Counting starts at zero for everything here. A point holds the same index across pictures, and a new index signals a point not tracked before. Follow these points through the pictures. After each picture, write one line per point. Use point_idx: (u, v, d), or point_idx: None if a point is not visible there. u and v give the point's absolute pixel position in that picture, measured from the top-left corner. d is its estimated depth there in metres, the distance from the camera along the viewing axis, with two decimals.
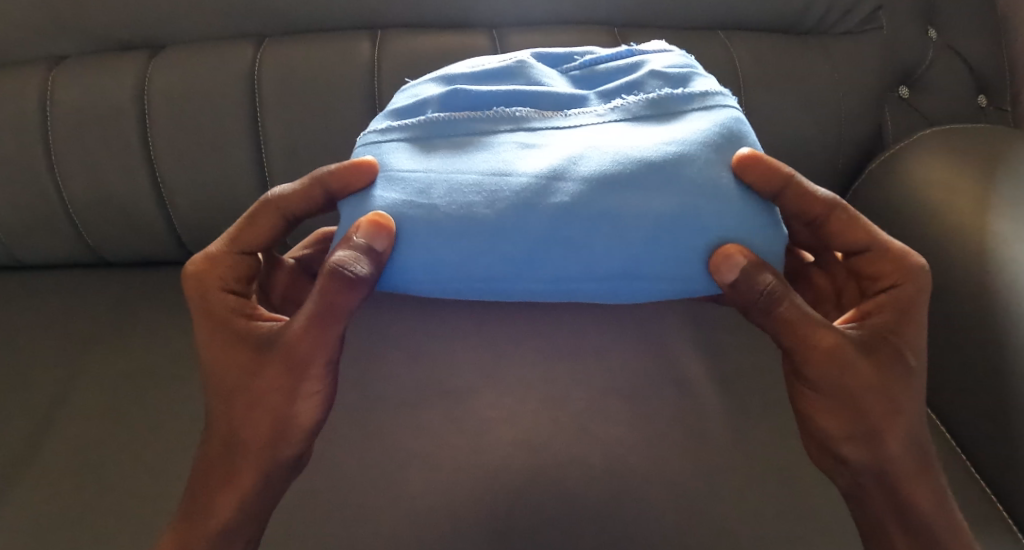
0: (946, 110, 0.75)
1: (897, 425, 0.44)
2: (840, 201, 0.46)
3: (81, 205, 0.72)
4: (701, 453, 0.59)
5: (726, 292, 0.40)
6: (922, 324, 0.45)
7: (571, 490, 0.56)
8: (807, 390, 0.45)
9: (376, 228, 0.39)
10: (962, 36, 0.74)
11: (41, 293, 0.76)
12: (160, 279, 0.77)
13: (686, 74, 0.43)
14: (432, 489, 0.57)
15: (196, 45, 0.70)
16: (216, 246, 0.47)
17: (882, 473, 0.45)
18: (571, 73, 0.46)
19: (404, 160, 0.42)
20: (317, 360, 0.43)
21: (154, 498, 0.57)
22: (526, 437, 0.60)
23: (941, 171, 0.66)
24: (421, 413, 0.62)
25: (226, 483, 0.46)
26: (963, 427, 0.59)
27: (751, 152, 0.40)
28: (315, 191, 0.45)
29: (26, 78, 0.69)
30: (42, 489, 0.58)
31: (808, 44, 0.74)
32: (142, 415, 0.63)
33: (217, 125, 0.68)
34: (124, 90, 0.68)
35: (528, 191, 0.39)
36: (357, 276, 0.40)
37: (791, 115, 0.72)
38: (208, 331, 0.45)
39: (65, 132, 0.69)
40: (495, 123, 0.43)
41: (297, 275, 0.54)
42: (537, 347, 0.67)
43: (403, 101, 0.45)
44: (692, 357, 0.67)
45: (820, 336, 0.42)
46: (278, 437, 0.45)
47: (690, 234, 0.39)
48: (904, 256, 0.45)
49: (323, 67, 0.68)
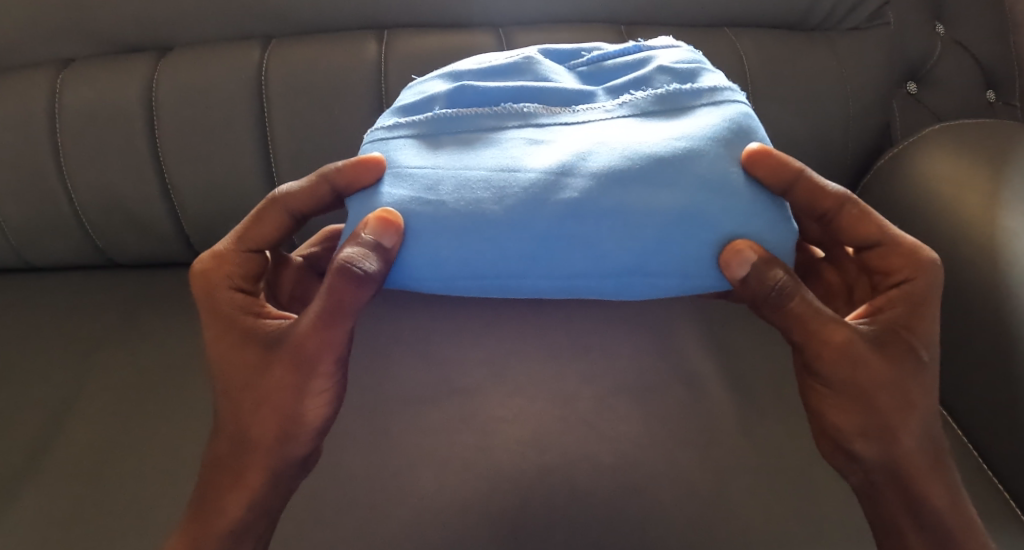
0: (955, 105, 0.75)
1: (909, 422, 0.44)
2: (850, 195, 0.45)
3: (89, 207, 0.72)
4: (710, 452, 0.59)
5: (737, 287, 0.39)
6: (935, 319, 0.44)
7: (580, 489, 0.56)
8: (819, 386, 0.44)
9: (384, 225, 0.39)
10: (971, 30, 0.73)
11: (51, 295, 0.76)
12: (168, 280, 0.78)
13: (694, 70, 0.43)
14: (440, 488, 0.56)
15: (203, 46, 0.70)
16: (224, 245, 0.47)
17: (895, 469, 0.45)
18: (578, 69, 0.46)
19: (412, 156, 0.42)
20: (326, 358, 0.43)
21: (163, 497, 0.58)
22: (534, 436, 0.60)
23: (950, 167, 0.66)
24: (429, 412, 0.62)
25: (235, 483, 0.45)
26: (976, 425, 0.58)
27: (761, 147, 0.39)
28: (322, 189, 0.45)
29: (34, 81, 0.70)
30: (52, 490, 0.58)
31: (815, 40, 0.73)
32: (150, 415, 0.64)
33: (224, 126, 0.69)
34: (131, 91, 0.69)
35: (537, 187, 0.39)
36: (366, 273, 0.40)
37: (798, 111, 0.72)
38: (216, 329, 0.45)
39: (72, 134, 0.70)
40: (502, 120, 0.42)
41: (304, 273, 0.54)
42: (544, 345, 0.67)
43: (410, 97, 0.45)
44: (701, 355, 0.67)
45: (831, 332, 0.42)
46: (287, 436, 0.45)
47: (700, 230, 0.39)
48: (916, 251, 0.44)
49: (330, 67, 0.68)
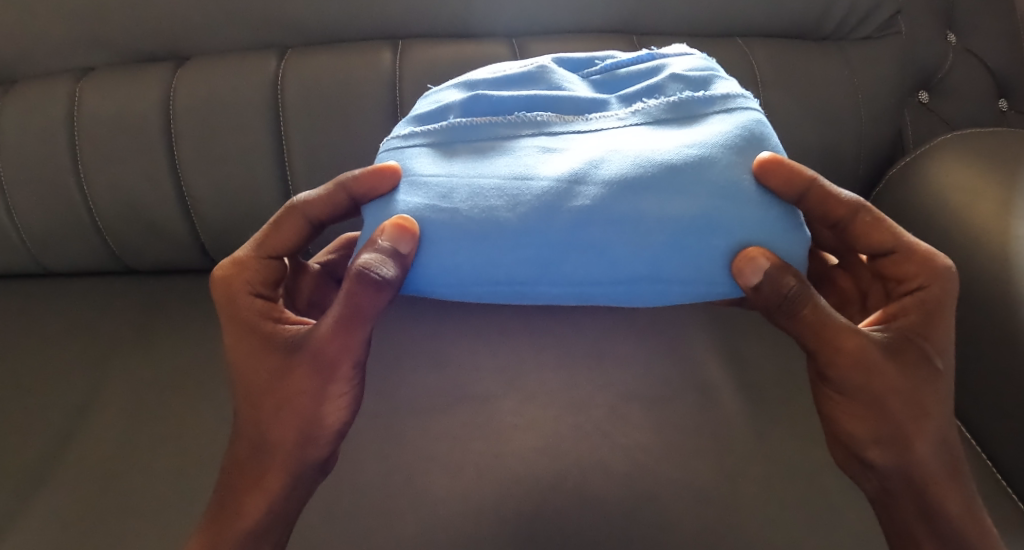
0: (967, 114, 0.75)
1: (924, 430, 0.43)
2: (864, 202, 0.45)
3: (106, 214, 0.73)
4: (723, 460, 0.58)
5: (751, 294, 0.39)
6: (950, 327, 0.44)
7: (592, 498, 0.56)
8: (832, 394, 0.44)
9: (400, 232, 0.39)
10: (983, 39, 0.73)
11: (67, 300, 0.77)
12: (184, 285, 0.79)
13: (707, 77, 0.43)
14: (453, 495, 0.56)
15: (220, 56, 0.71)
16: (243, 251, 0.48)
17: (910, 478, 0.44)
18: (592, 78, 0.46)
19: (427, 165, 0.42)
20: (344, 362, 0.44)
21: (181, 500, 0.58)
22: (548, 442, 0.60)
23: (964, 174, 0.65)
24: (442, 418, 0.62)
25: (253, 486, 0.46)
26: (995, 438, 0.58)
27: (772, 156, 0.40)
28: (339, 196, 0.46)
29: (55, 90, 0.71)
30: (72, 492, 0.59)
31: (827, 49, 0.73)
32: (167, 419, 0.64)
33: (241, 133, 0.70)
34: (149, 99, 0.70)
35: (550, 195, 0.40)
36: (383, 279, 0.40)
37: (810, 120, 0.72)
38: (236, 334, 0.46)
39: (91, 141, 0.71)
40: (516, 128, 0.43)
41: (322, 280, 0.55)
42: (556, 353, 0.67)
43: (425, 107, 0.46)
44: (714, 363, 0.66)
45: (846, 339, 0.42)
46: (306, 439, 0.45)
47: (713, 237, 0.39)
48: (930, 258, 0.44)
49: (346, 76, 0.69)
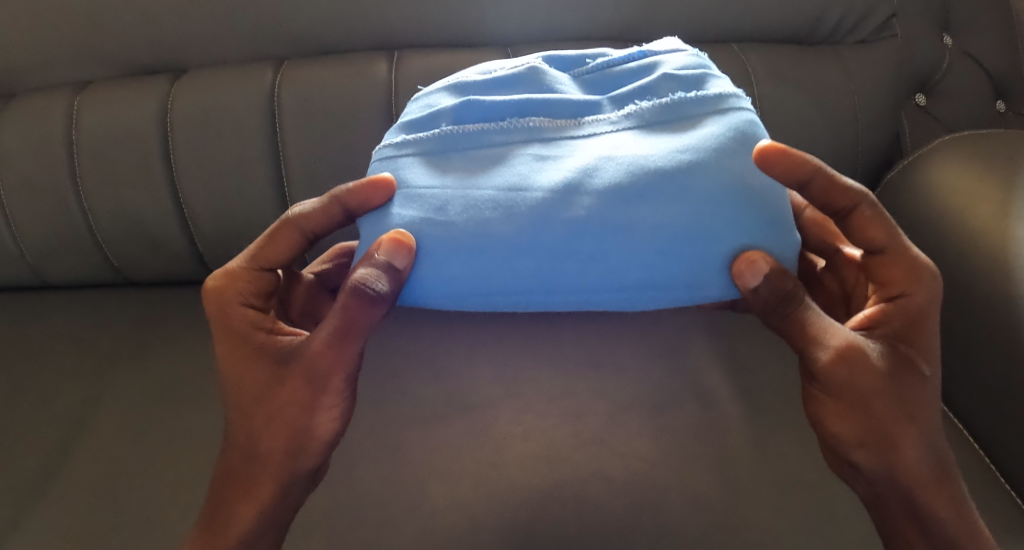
0: (962, 116, 0.75)
1: (911, 435, 0.43)
2: (867, 195, 0.44)
3: (105, 226, 0.73)
4: (724, 467, 0.58)
5: (748, 298, 0.40)
6: (934, 333, 0.44)
7: (593, 508, 0.55)
8: (820, 398, 0.44)
9: (397, 247, 0.39)
10: (977, 43, 0.74)
11: (65, 312, 0.78)
12: (183, 297, 0.79)
13: (700, 76, 0.43)
14: (450, 505, 0.56)
15: (218, 68, 0.71)
16: (236, 263, 0.48)
17: (898, 483, 0.44)
18: (583, 77, 0.46)
19: (420, 175, 0.42)
20: (335, 375, 0.43)
21: (176, 512, 0.58)
22: (546, 451, 0.60)
23: (961, 177, 0.65)
24: (439, 428, 0.62)
25: (243, 496, 0.46)
26: (998, 442, 0.57)
27: (773, 144, 0.39)
28: (333, 209, 0.45)
29: (54, 103, 0.71)
30: (67, 505, 0.59)
31: (821, 54, 0.73)
32: (164, 430, 0.64)
33: (239, 144, 0.70)
34: (147, 111, 0.70)
35: (545, 206, 0.39)
36: (378, 294, 0.41)
37: (807, 124, 0.72)
38: (228, 345, 0.46)
39: (89, 154, 0.71)
40: (509, 135, 0.43)
41: (315, 290, 0.55)
42: (554, 361, 0.67)
43: (415, 112, 0.45)
44: (713, 368, 0.66)
45: (834, 345, 0.42)
46: (295, 449, 0.45)
47: (707, 243, 0.39)
48: (915, 262, 0.44)
49: (341, 86, 0.69)
